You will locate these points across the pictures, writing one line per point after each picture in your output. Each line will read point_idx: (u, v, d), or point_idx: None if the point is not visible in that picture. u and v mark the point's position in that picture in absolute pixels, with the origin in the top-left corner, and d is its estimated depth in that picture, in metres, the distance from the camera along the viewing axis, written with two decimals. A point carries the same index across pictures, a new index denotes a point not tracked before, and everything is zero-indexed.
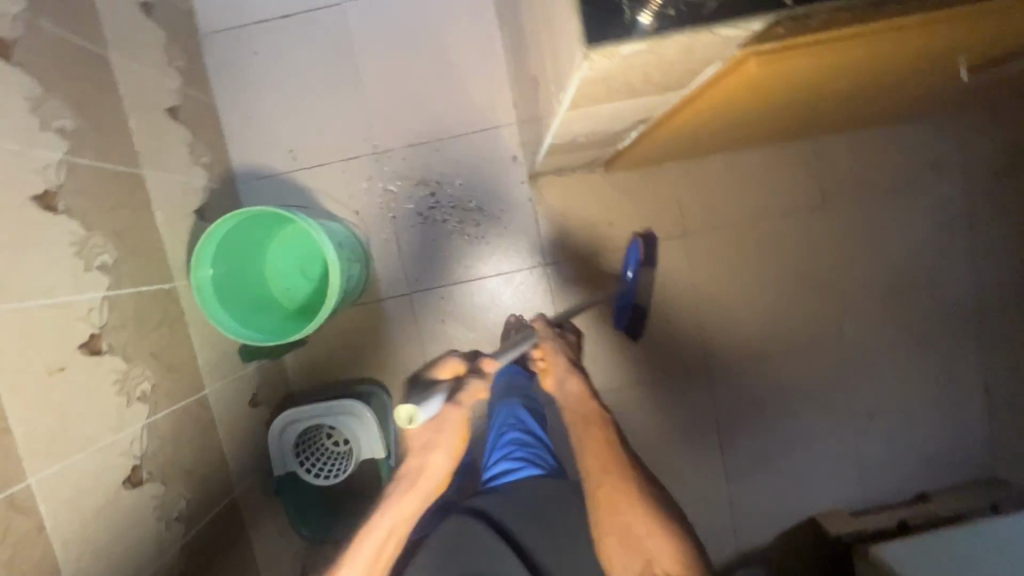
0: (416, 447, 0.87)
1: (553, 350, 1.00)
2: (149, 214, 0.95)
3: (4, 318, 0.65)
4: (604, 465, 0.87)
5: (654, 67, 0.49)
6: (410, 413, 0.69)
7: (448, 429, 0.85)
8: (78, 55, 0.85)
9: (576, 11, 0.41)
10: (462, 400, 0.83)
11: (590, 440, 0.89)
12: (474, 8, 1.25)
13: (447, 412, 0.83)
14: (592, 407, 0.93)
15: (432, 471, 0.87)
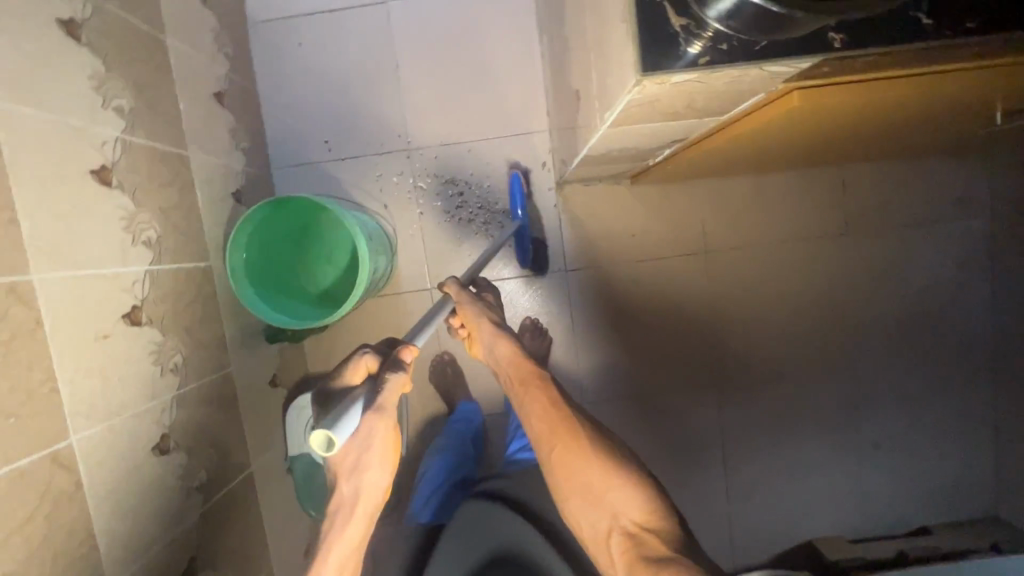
0: (343, 471, 0.69)
1: (475, 317, 0.87)
2: (192, 194, 0.98)
3: (60, 286, 0.68)
4: (550, 424, 0.79)
5: (701, 94, 0.51)
6: (325, 436, 0.54)
7: (375, 446, 0.67)
8: (137, 37, 0.89)
9: (634, 41, 0.43)
10: (383, 407, 0.65)
11: (530, 399, 0.82)
12: (515, 14, 1.27)
13: (367, 423, 0.64)
14: (525, 365, 0.85)
15: (371, 494, 0.72)
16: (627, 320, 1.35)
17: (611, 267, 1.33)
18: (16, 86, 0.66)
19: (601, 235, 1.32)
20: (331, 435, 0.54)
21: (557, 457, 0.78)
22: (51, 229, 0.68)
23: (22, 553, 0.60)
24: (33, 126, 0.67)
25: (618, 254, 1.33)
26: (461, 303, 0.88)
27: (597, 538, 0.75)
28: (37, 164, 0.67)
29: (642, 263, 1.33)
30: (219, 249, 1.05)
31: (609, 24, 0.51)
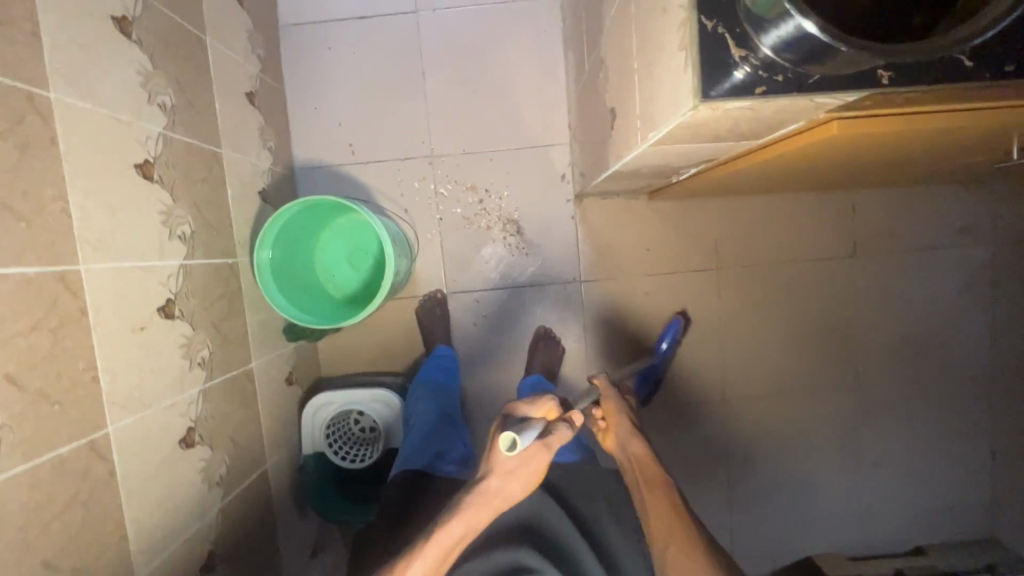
0: (499, 470, 0.73)
1: (616, 410, 0.99)
2: (223, 191, 1.00)
3: (103, 276, 0.69)
4: (670, 528, 0.82)
5: (747, 121, 0.54)
6: (513, 438, 0.66)
7: (532, 463, 0.72)
8: (181, 36, 0.90)
9: (694, 69, 0.46)
10: (550, 445, 0.71)
11: (653, 500, 0.87)
12: (542, 31, 1.30)
13: (535, 449, 0.71)
14: (657, 474, 0.91)
15: (504, 499, 0.74)
16: (638, 334, 1.38)
17: (624, 280, 1.36)
18: (73, 77, 0.67)
19: (616, 249, 1.35)
20: (516, 439, 0.66)
21: (672, 561, 0.79)
22: (98, 220, 0.69)
23: (60, 538, 0.61)
24: (87, 117, 0.69)
25: (632, 268, 1.35)
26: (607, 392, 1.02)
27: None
28: (87, 156, 0.68)
29: (656, 278, 1.36)
30: (244, 246, 1.06)
31: (662, 51, 0.54)
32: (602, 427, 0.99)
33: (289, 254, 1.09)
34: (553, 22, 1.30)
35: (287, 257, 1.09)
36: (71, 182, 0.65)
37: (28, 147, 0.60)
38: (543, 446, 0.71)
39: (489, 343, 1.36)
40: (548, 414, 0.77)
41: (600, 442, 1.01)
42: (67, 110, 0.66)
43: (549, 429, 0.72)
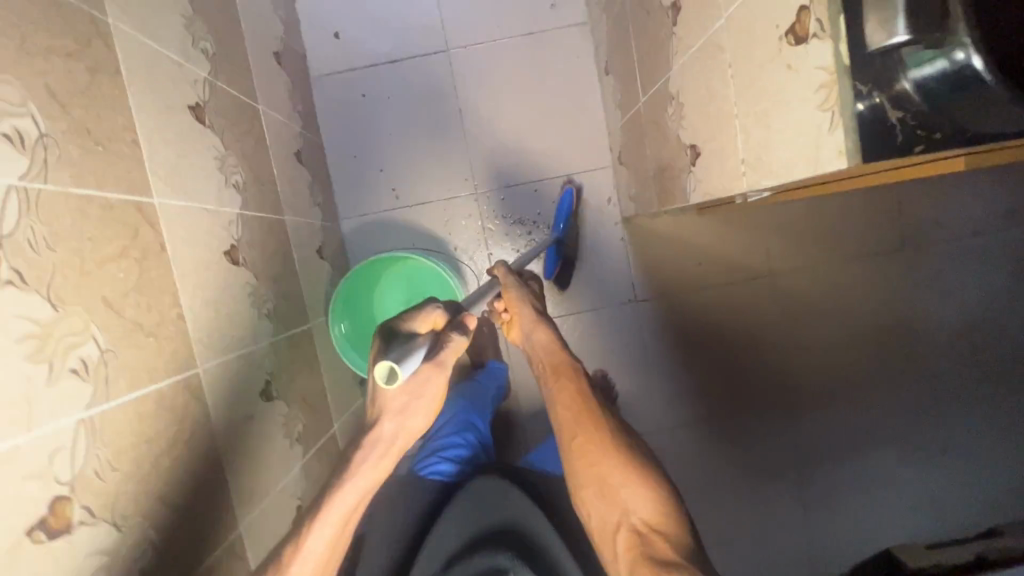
0: (392, 409, 0.66)
1: (519, 302, 0.87)
2: (290, 257, 0.99)
3: (216, 374, 0.68)
4: (574, 414, 0.74)
5: (870, 170, 0.55)
6: (390, 368, 0.51)
7: (425, 391, 0.66)
8: (240, 110, 0.90)
9: (851, 135, 0.46)
10: (441, 360, 0.64)
11: (559, 389, 0.77)
12: (574, 57, 1.29)
13: (427, 374, 0.64)
14: (564, 360, 0.80)
15: (405, 439, 0.69)
16: (695, 347, 1.37)
17: (677, 295, 1.36)
18: (167, 177, 0.66)
19: (665, 268, 1.35)
20: (395, 369, 0.51)
21: (578, 451, 0.71)
22: (205, 316, 0.68)
23: None
24: (183, 215, 0.68)
25: (686, 283, 1.35)
26: (508, 288, 0.89)
27: (604, 533, 0.67)
28: (189, 253, 0.67)
29: (709, 289, 1.35)
30: (313, 308, 1.05)
31: (782, 105, 0.54)
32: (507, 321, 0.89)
33: (358, 316, 1.10)
34: (585, 46, 1.29)
35: (357, 319, 1.10)
36: (181, 286, 0.64)
37: (147, 257, 0.59)
38: (435, 363, 0.64)
39: None
40: (437, 325, 0.64)
41: (507, 337, 0.91)
42: (168, 212, 0.65)
43: (436, 346, 0.63)
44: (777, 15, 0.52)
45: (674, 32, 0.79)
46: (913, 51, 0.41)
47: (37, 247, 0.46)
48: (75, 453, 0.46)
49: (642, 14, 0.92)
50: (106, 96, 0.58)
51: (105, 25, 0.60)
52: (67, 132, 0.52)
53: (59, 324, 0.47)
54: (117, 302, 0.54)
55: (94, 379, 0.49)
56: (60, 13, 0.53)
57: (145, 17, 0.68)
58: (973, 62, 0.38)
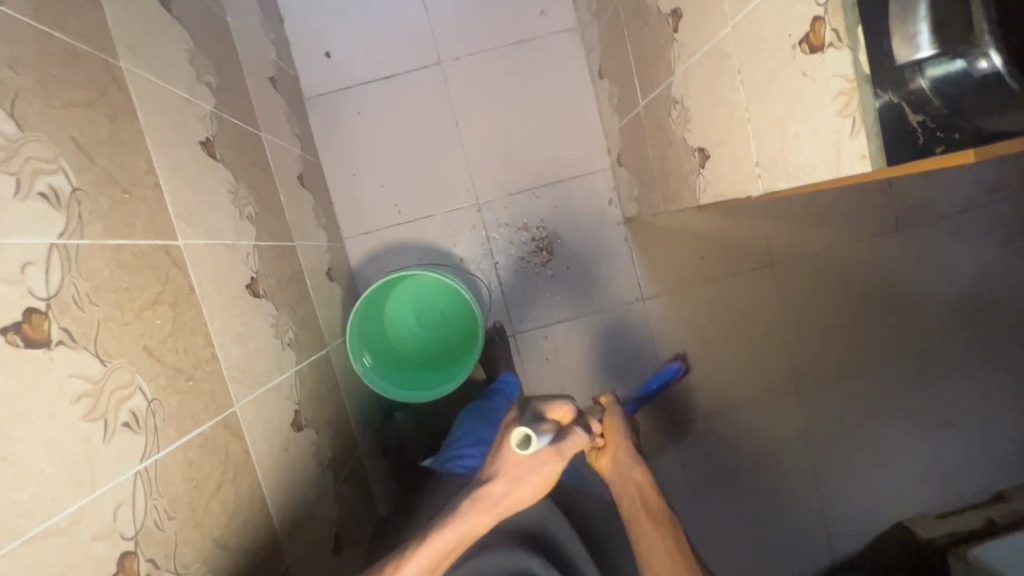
0: (507, 472, 0.59)
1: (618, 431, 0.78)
2: (304, 282, 0.98)
3: (252, 410, 0.68)
4: None
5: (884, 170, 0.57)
6: (526, 434, 0.56)
7: (542, 475, 0.60)
8: (244, 140, 0.89)
9: (874, 139, 0.48)
10: (563, 452, 0.61)
11: (659, 540, 0.66)
12: (567, 62, 1.30)
13: (549, 458, 0.60)
14: (661, 510, 0.70)
15: (508, 508, 0.60)
16: (703, 340, 1.39)
17: (683, 290, 1.38)
18: (188, 217, 0.66)
19: (669, 265, 1.37)
20: (531, 438, 0.56)
21: None
22: (236, 353, 0.68)
23: None
24: (207, 253, 0.68)
25: (690, 278, 1.37)
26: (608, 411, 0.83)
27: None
28: (216, 291, 0.67)
29: (714, 283, 1.37)
30: (329, 331, 1.05)
31: (799, 111, 0.56)
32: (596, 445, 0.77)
33: (373, 331, 1.08)
34: (577, 51, 1.30)
35: (372, 335, 1.08)
36: (211, 325, 0.64)
37: (179, 301, 0.59)
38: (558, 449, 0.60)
39: (564, 376, 1.37)
40: (565, 418, 0.65)
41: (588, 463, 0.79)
42: (193, 252, 0.65)
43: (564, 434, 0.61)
44: (788, 26, 0.54)
45: (674, 39, 0.80)
46: (932, 58, 0.44)
47: (82, 302, 0.46)
48: (136, 507, 0.46)
49: (638, 21, 0.94)
50: (126, 142, 0.58)
51: (119, 71, 0.60)
52: (95, 183, 0.52)
53: (109, 378, 0.47)
54: (157, 350, 0.54)
55: (145, 431, 0.49)
56: (78, 65, 0.53)
57: (152, 57, 0.67)
58: (995, 64, 0.42)
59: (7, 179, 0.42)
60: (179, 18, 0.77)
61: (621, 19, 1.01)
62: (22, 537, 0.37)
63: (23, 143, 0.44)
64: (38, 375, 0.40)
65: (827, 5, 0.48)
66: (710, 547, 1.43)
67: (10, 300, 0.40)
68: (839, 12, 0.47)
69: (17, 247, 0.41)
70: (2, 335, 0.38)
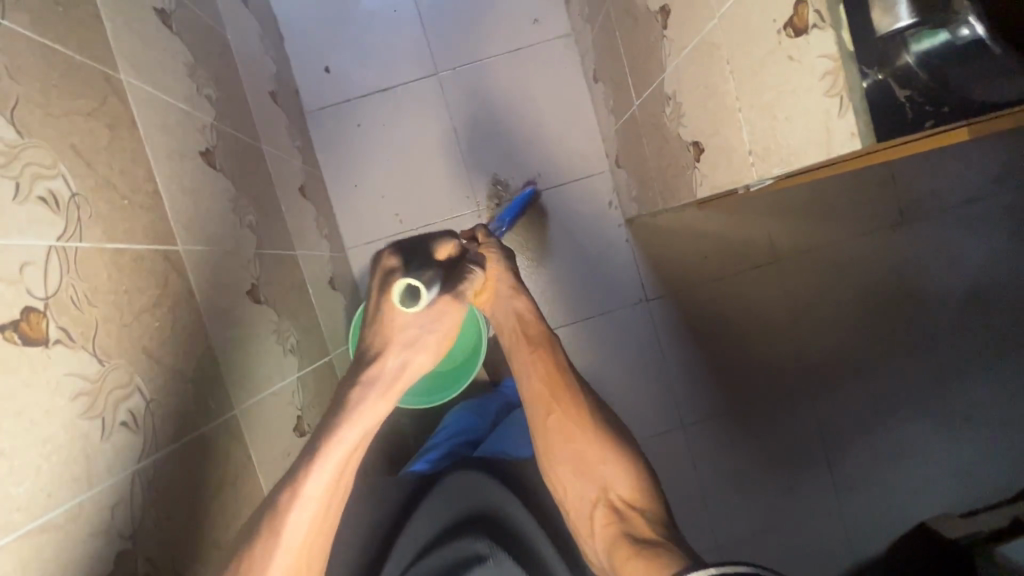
0: (399, 339, 0.61)
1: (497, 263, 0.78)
2: (307, 290, 0.99)
3: (254, 414, 0.69)
4: (550, 388, 0.76)
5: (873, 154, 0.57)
6: (411, 286, 0.56)
7: (442, 326, 0.63)
8: (245, 151, 0.91)
9: (862, 117, 0.47)
10: (463, 296, 0.64)
11: (536, 365, 0.77)
12: (562, 68, 1.32)
13: (446, 305, 0.63)
14: (540, 330, 0.79)
15: (410, 377, 0.63)
16: (708, 334, 1.38)
17: (686, 288, 1.37)
18: (188, 223, 0.67)
19: (672, 265, 1.36)
20: (418, 288, 0.56)
21: (556, 424, 0.75)
22: (237, 357, 0.69)
23: None
24: (207, 259, 0.69)
25: (695, 275, 1.36)
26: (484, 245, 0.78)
27: (580, 508, 0.73)
28: (217, 296, 0.68)
29: (709, 264, 1.36)
30: (332, 338, 1.05)
31: (786, 95, 0.56)
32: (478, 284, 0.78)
33: None
34: (572, 57, 1.32)
35: None
36: (211, 329, 0.65)
37: (177, 303, 0.60)
38: (456, 294, 0.63)
39: None
40: (452, 255, 0.68)
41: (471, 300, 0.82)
42: (193, 257, 0.66)
43: (453, 279, 0.64)
44: (771, 12, 0.54)
45: (664, 35, 0.81)
46: (916, 34, 0.45)
47: (79, 303, 0.47)
48: (132, 505, 0.47)
49: (629, 22, 0.95)
50: (124, 150, 0.59)
51: (118, 82, 0.61)
52: (95, 189, 0.53)
53: (107, 378, 0.47)
54: (156, 351, 0.54)
55: (142, 430, 0.49)
56: (77, 75, 0.55)
57: (152, 70, 0.69)
58: (979, 33, 0.43)
59: (7, 183, 0.43)
60: (178, 34, 0.80)
61: (613, 21, 1.02)
62: (18, 532, 0.37)
63: (23, 149, 0.46)
64: (36, 372, 0.41)
65: None
66: (728, 551, 1.39)
67: (9, 299, 0.40)
68: None
69: (15, 247, 0.42)
70: (1, 332, 0.39)
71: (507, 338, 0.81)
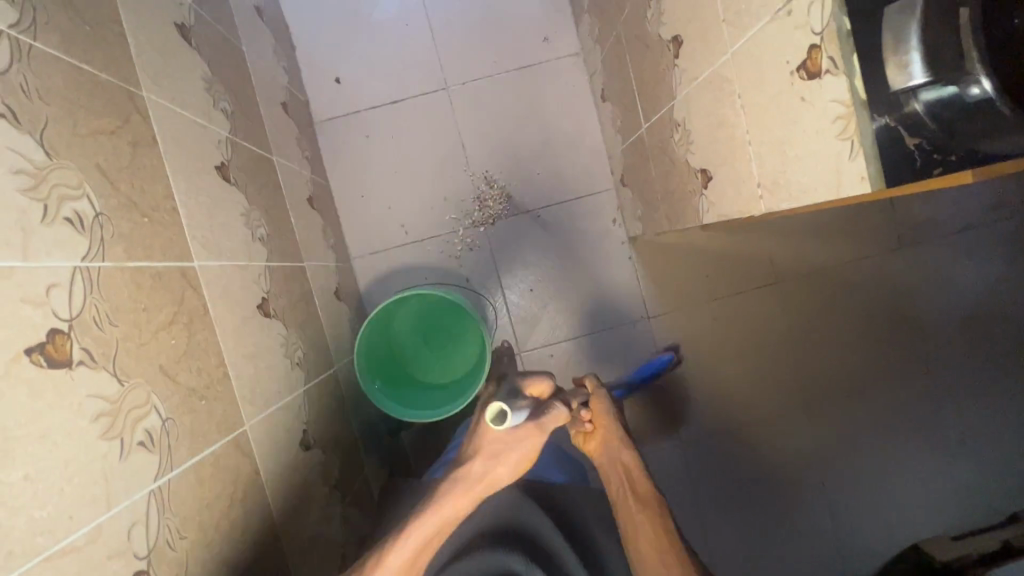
0: (485, 449, 0.64)
1: (604, 416, 0.85)
2: (313, 302, 1.00)
3: (263, 430, 0.69)
4: (658, 550, 0.67)
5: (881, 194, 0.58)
6: (501, 409, 0.61)
7: (522, 446, 0.65)
8: (257, 163, 0.91)
9: (873, 162, 0.49)
10: (546, 425, 0.68)
11: (638, 516, 0.72)
12: (571, 86, 1.33)
13: (530, 432, 0.66)
14: (646, 486, 0.76)
15: (490, 486, 0.65)
16: (707, 354, 1.39)
17: (687, 306, 1.38)
18: (203, 239, 0.68)
19: (674, 283, 1.38)
20: (507, 411, 0.61)
21: None
22: (247, 373, 0.69)
23: None
24: (220, 274, 0.69)
25: (696, 296, 1.38)
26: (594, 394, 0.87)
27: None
28: (229, 311, 0.69)
29: (720, 296, 1.38)
30: (337, 350, 1.06)
31: (798, 134, 0.57)
32: (586, 431, 0.85)
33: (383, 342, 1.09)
34: (581, 76, 1.33)
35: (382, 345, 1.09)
36: (222, 346, 0.65)
37: (193, 320, 0.60)
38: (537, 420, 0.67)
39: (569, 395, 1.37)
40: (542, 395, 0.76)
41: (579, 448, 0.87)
42: (208, 273, 0.66)
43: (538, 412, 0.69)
44: (784, 54, 0.56)
45: (676, 64, 0.83)
46: (926, 84, 0.46)
47: (101, 323, 0.47)
48: (149, 526, 0.47)
49: (639, 47, 0.97)
50: (146, 168, 0.60)
51: (141, 100, 0.62)
52: (117, 208, 0.53)
53: (126, 399, 0.47)
54: (172, 369, 0.55)
55: (158, 450, 0.50)
56: (103, 96, 0.56)
57: (172, 87, 0.70)
58: (987, 90, 0.44)
59: (36, 205, 0.44)
60: (197, 49, 0.80)
61: (623, 45, 1.04)
62: (39, 556, 0.37)
63: (52, 170, 0.46)
64: (59, 395, 0.41)
65: (822, 34, 0.50)
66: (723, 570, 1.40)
67: (35, 320, 0.41)
68: (834, 41, 0.49)
69: (41, 269, 0.43)
70: (27, 354, 0.40)
71: (612, 492, 0.77)
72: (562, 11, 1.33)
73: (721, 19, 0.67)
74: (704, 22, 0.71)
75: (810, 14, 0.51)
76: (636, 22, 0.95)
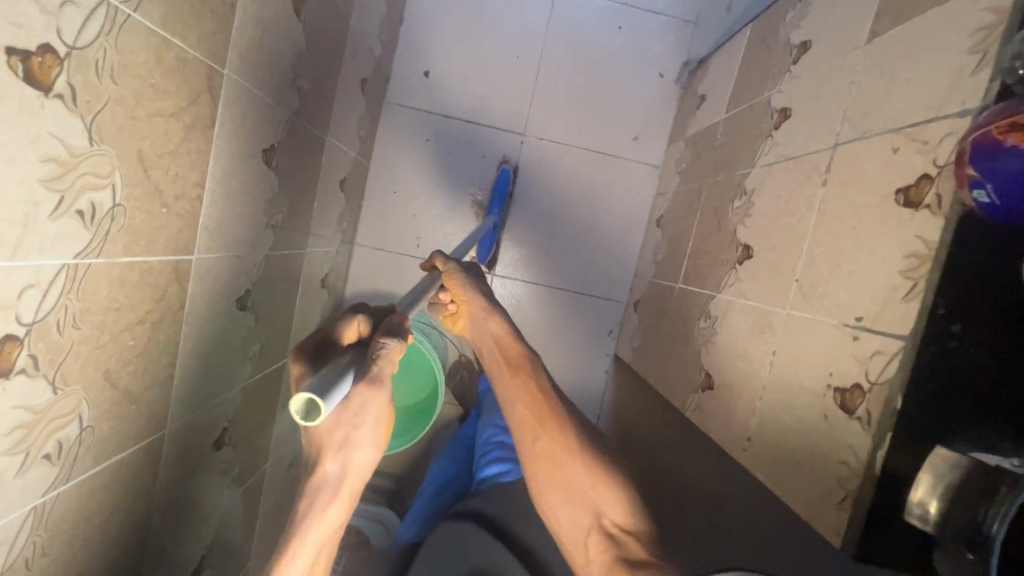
0: (325, 443, 0.43)
1: (461, 288, 0.70)
2: (294, 289, 0.96)
3: (181, 432, 0.66)
4: (535, 413, 0.65)
5: None
6: (307, 399, 0.34)
7: (370, 418, 0.42)
8: (307, 144, 0.87)
9: (855, 527, 0.49)
10: (382, 377, 0.41)
11: (516, 388, 0.68)
12: (635, 193, 1.32)
13: (358, 398, 0.40)
14: (519, 352, 0.70)
15: (359, 477, 0.46)
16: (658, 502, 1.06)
17: None
18: (214, 230, 0.64)
19: None
20: (316, 405, 0.33)
21: (541, 454, 0.64)
22: (194, 371, 0.66)
23: None
24: (214, 267, 0.65)
25: None
26: (448, 273, 0.70)
27: (574, 537, 0.63)
28: (205, 305, 0.65)
29: None
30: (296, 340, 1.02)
31: (810, 442, 0.57)
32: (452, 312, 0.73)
33: None
34: (649, 188, 1.32)
35: None
36: (182, 341, 0.62)
37: (162, 318, 0.57)
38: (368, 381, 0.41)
39: None
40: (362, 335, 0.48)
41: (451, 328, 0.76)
42: (202, 265, 0.63)
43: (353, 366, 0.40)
44: (832, 367, 0.56)
45: (734, 268, 0.82)
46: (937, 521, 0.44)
47: (64, 326, 0.44)
48: (14, 543, 0.44)
49: (712, 219, 0.96)
50: (189, 153, 0.56)
51: (219, 78, 0.58)
52: (138, 198, 0.49)
53: (53, 407, 0.44)
54: (115, 374, 0.51)
55: (62, 463, 0.47)
56: (181, 74, 0.52)
57: (260, 63, 0.66)
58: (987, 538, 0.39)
59: (51, 197, 0.40)
60: (304, 22, 0.76)
61: (701, 200, 1.03)
62: None
63: (87, 158, 0.43)
64: None
65: (871, 387, 0.50)
66: None
67: None
68: (878, 402, 0.49)
69: (26, 268, 0.39)
70: None
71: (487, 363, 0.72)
72: (663, 121, 1.30)
73: (795, 277, 0.66)
74: (780, 264, 0.70)
75: (871, 360, 0.51)
76: (721, 198, 0.94)
